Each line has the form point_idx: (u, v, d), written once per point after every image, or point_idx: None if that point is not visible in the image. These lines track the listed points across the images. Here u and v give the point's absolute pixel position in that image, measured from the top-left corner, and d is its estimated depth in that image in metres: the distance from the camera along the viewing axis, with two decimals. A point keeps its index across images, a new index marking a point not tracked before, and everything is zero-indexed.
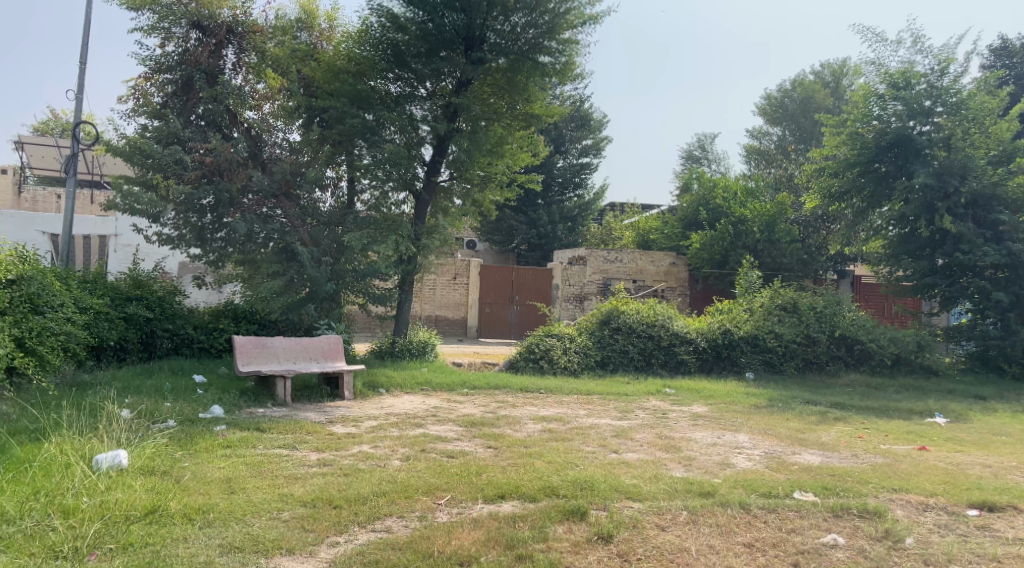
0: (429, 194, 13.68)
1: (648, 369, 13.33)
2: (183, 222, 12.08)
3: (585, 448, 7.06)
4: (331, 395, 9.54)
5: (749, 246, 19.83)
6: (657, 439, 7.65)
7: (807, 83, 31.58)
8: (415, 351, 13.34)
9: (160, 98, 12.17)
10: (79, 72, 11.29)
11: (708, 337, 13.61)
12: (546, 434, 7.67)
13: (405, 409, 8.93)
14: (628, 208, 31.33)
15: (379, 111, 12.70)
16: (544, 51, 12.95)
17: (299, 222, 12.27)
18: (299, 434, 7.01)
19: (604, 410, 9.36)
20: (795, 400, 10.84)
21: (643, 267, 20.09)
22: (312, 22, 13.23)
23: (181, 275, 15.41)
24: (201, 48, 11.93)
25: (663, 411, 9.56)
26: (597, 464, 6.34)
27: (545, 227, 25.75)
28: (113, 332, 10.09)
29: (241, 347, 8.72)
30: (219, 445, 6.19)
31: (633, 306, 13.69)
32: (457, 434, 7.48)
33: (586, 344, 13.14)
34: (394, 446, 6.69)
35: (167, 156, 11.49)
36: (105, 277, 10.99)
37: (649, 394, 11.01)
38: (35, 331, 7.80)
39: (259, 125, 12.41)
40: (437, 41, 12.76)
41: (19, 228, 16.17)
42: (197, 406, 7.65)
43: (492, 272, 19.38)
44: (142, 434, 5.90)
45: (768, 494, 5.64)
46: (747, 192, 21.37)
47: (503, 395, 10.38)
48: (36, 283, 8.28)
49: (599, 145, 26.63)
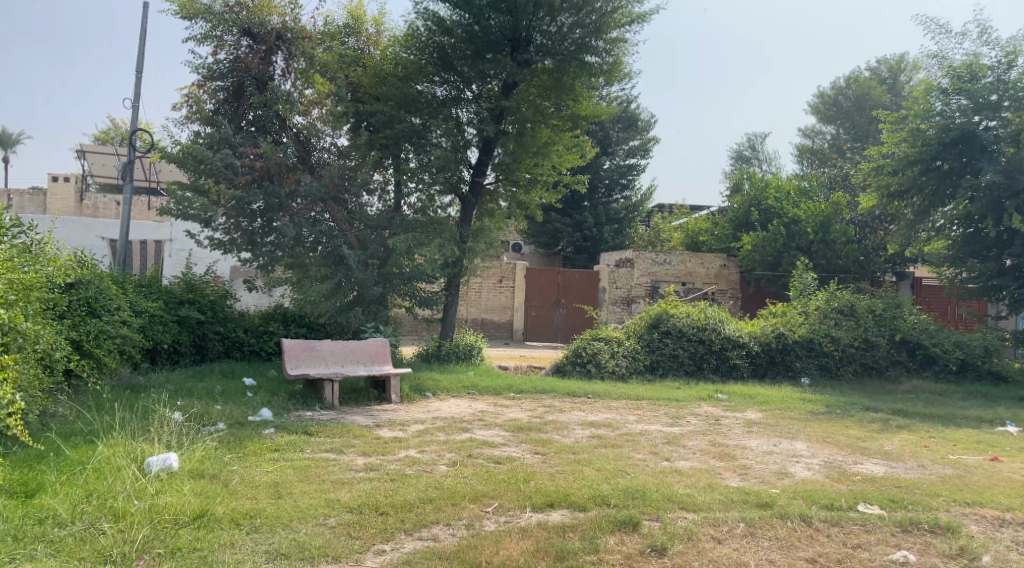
0: (475, 196, 13.69)
1: (699, 374, 13.04)
2: (234, 226, 12.22)
3: (635, 455, 6.86)
4: (378, 398, 9.53)
5: (803, 248, 19.28)
6: (711, 446, 7.40)
7: (863, 80, 30.62)
8: (462, 354, 13.28)
9: (212, 105, 12.30)
10: (135, 80, 11.55)
11: (762, 341, 13.20)
12: (595, 441, 7.50)
13: (452, 412, 8.87)
14: (676, 209, 30.85)
15: (425, 115, 12.83)
16: (591, 51, 12.80)
17: (347, 226, 12.47)
18: (346, 437, 6.99)
19: (654, 416, 9.13)
20: (854, 407, 10.41)
21: (693, 269, 19.58)
22: (360, 27, 13.43)
23: (233, 279, 15.71)
24: (252, 55, 12.05)
25: (716, 417, 9.28)
26: (649, 472, 6.13)
27: (590, 229, 25.58)
28: (167, 335, 10.28)
29: (289, 350, 8.77)
30: (267, 449, 6.21)
31: (683, 309, 13.40)
32: (504, 439, 7.37)
33: (634, 348, 12.89)
34: (440, 451, 6.61)
35: (218, 161, 11.63)
36: (160, 281, 11.22)
37: (700, 400, 10.71)
38: (92, 335, 8.00)
39: (308, 129, 12.38)
40: (484, 43, 12.71)
41: (80, 234, 16.70)
42: (247, 409, 7.72)
43: (538, 275, 19.27)
44: (192, 436, 5.96)
45: (831, 506, 5.36)
46: (801, 192, 20.77)
47: (550, 399, 10.22)
48: (94, 287, 8.50)
49: (646, 146, 26.27)
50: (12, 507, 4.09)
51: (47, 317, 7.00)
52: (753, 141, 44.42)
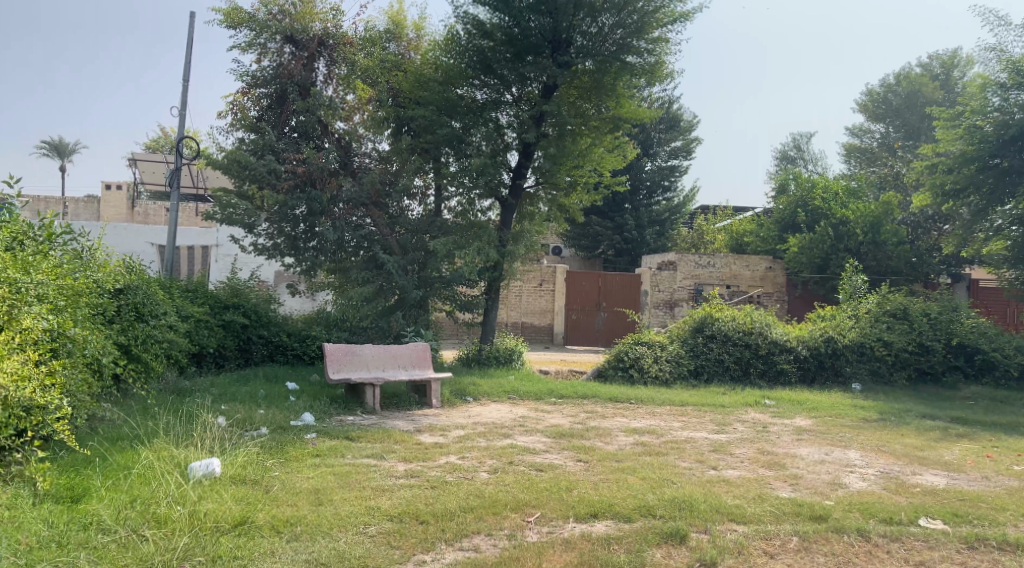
0: (515, 199, 13.55)
1: (746, 380, 12.69)
2: (277, 231, 12.36)
3: (681, 463, 6.67)
4: (419, 402, 9.49)
5: (852, 250, 18.72)
6: (759, 455, 7.14)
7: (914, 76, 29.74)
8: (502, 358, 13.19)
9: (256, 111, 12.46)
10: (182, 89, 11.77)
11: (811, 346, 12.85)
12: (639, 448, 7.32)
13: (493, 418, 8.77)
14: (719, 211, 30.33)
15: (464, 119, 12.76)
16: (632, 51, 12.66)
17: (388, 230, 12.63)
18: (387, 443, 6.96)
19: (700, 422, 8.90)
20: (910, 414, 10.01)
21: (738, 272, 19.20)
22: (400, 32, 13.56)
23: (277, 283, 15.93)
24: (295, 61, 12.16)
25: (764, 424, 9.00)
26: (696, 482, 5.94)
27: (631, 232, 25.34)
28: (212, 339, 10.39)
29: (331, 354, 8.79)
30: (308, 454, 6.21)
31: (728, 313, 13.09)
32: (546, 445, 7.25)
33: (678, 352, 12.63)
34: (481, 457, 6.52)
35: (262, 166, 11.75)
36: (206, 286, 11.43)
37: (747, 406, 10.43)
38: (140, 339, 8.14)
39: (348, 134, 12.65)
40: (524, 46, 12.64)
41: (130, 240, 17.12)
42: (289, 414, 7.76)
43: (579, 278, 19.09)
44: (235, 441, 6.02)
45: (890, 520, 5.11)
46: (850, 192, 20.20)
47: (592, 404, 10.07)
48: (142, 292, 8.60)
49: (689, 147, 25.90)
50: (58, 513, 4.14)
51: (96, 322, 7.12)
52: (798, 141, 43.56)
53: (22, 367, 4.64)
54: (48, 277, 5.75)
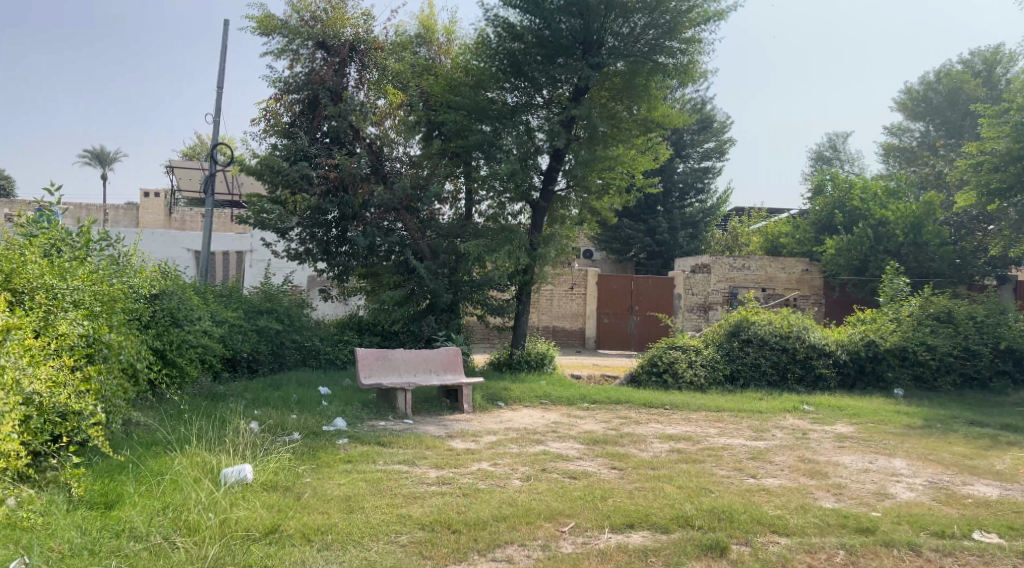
0: (546, 201, 13.45)
1: (783, 385, 12.42)
2: (310, 236, 12.47)
3: (719, 471, 6.49)
4: (450, 407, 9.43)
5: (892, 252, 18.08)
6: (800, 463, 6.90)
7: (955, 73, 28.94)
8: (534, 363, 13.07)
9: (289, 117, 12.58)
10: (216, 96, 11.91)
11: (850, 350, 12.58)
12: (675, 455, 7.15)
13: (525, 423, 8.66)
14: (754, 213, 29.81)
15: (495, 122, 12.65)
16: (664, 52, 12.48)
17: (419, 234, 12.68)
18: (418, 448, 6.90)
19: (737, 429, 8.68)
20: (956, 422, 9.65)
21: (774, 275, 18.87)
22: (431, 36, 13.62)
23: (309, 288, 16.03)
24: (326, 67, 12.24)
25: (803, 430, 8.75)
26: (735, 491, 5.76)
27: (664, 234, 25.07)
28: (246, 344, 10.44)
29: (362, 359, 8.78)
30: (341, 460, 6.18)
31: (765, 316, 12.81)
32: (579, 452, 7.12)
33: (713, 357, 12.38)
34: (513, 464, 6.42)
35: (294, 172, 11.81)
36: (240, 290, 11.56)
37: (786, 412, 10.17)
38: (175, 344, 8.23)
39: (380, 139, 12.62)
40: (555, 48, 12.54)
41: (167, 246, 17.41)
42: (321, 419, 7.75)
43: (611, 281, 18.92)
44: (267, 448, 6.01)
45: (941, 533, 4.88)
46: (889, 192, 19.68)
47: (625, 410, 9.91)
48: (176, 298, 8.64)
49: (722, 148, 25.53)
50: (91, 519, 4.16)
51: (132, 327, 7.20)
52: (835, 141, 42.77)
53: (58, 373, 4.69)
54: (84, 283, 5.82)
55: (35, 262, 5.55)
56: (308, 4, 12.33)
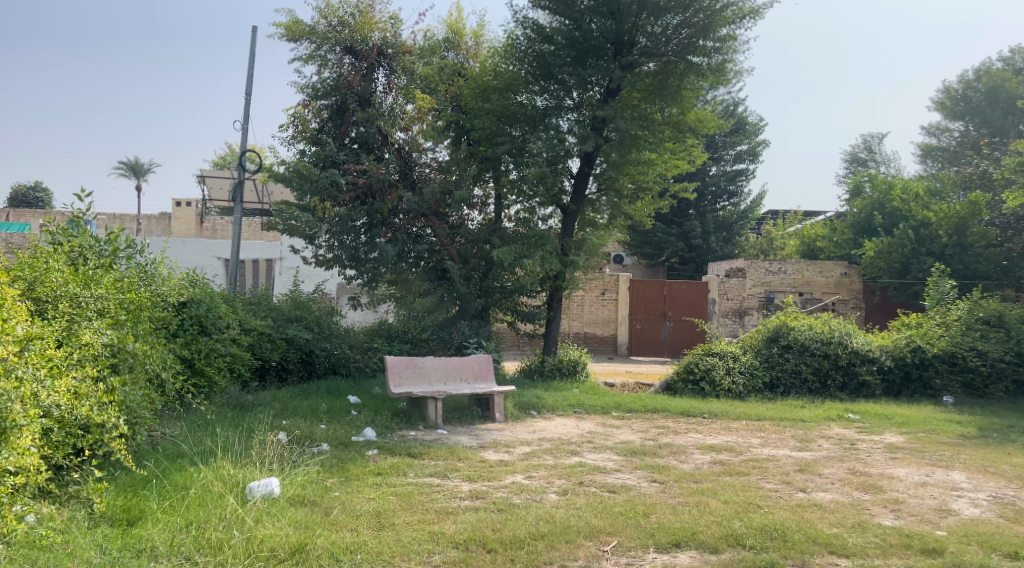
0: (576, 205, 13.17)
1: (825, 393, 11.94)
2: (337, 243, 12.24)
3: (765, 485, 6.15)
4: (481, 416, 9.18)
5: (936, 253, 17.37)
6: (852, 475, 6.50)
7: (994, 71, 28.13)
8: (566, 370, 12.80)
9: (317, 123, 12.42)
10: (245, 103, 11.88)
11: (895, 356, 12.13)
12: (718, 468, 6.82)
13: (558, 433, 8.40)
14: (789, 216, 29.21)
15: (525, 126, 12.49)
16: (697, 51, 12.20)
17: (449, 241, 12.48)
18: (450, 460, 6.68)
19: (780, 439, 8.32)
20: (1013, 431, 9.15)
21: (811, 278, 18.34)
22: (459, 41, 13.51)
23: (339, 295, 15.96)
24: (354, 72, 12.10)
25: (851, 440, 8.35)
26: (785, 506, 5.43)
27: (697, 239, 24.61)
28: (275, 352, 10.33)
29: (392, 367, 8.56)
30: (370, 473, 5.97)
31: (805, 322, 12.40)
32: (617, 464, 6.83)
33: (751, 363, 11.99)
34: (549, 477, 6.16)
35: (322, 178, 11.70)
36: (269, 298, 11.43)
37: (830, 421, 9.76)
38: (202, 353, 8.19)
39: (409, 145, 12.42)
40: (585, 48, 12.31)
41: (196, 254, 17.47)
42: (351, 429, 7.58)
43: (643, 287, 18.59)
44: (295, 460, 5.87)
45: (1016, 555, 4.49)
46: (931, 192, 19.05)
47: (662, 419, 9.59)
48: (204, 306, 8.58)
49: (755, 150, 25.02)
50: (112, 537, 4.01)
51: (158, 336, 7.11)
52: (870, 142, 41.98)
53: (79, 384, 4.59)
54: (109, 291, 5.72)
55: (58, 270, 5.46)
56: (335, 9, 12.22)
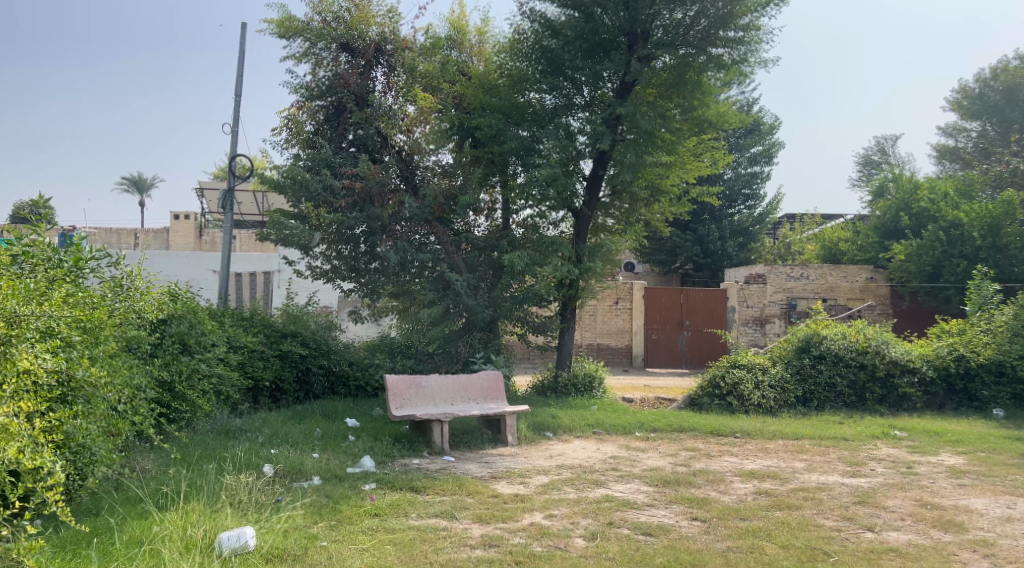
0: (589, 210, 12.42)
1: (862, 407, 11.10)
2: (335, 253, 11.41)
3: (825, 522, 5.29)
4: (492, 440, 8.35)
5: (970, 256, 16.43)
6: (922, 509, 5.62)
7: (1013, 69, 27.29)
8: (582, 386, 12.00)
9: (313, 126, 11.68)
10: (234, 105, 11.13)
11: (937, 366, 11.24)
12: (764, 500, 5.94)
13: (577, 459, 7.53)
14: (806, 220, 28.37)
15: (533, 126, 11.78)
16: (718, 42, 11.36)
17: (453, 248, 11.64)
18: (457, 495, 5.85)
19: (827, 462, 7.46)
20: None
21: (835, 284, 17.48)
22: (462, 38, 12.82)
23: (340, 308, 15.23)
24: (350, 69, 11.34)
25: (906, 463, 7.46)
26: (857, 553, 4.57)
27: (713, 244, 23.81)
28: (268, 370, 9.54)
29: (393, 388, 7.76)
30: (366, 514, 5.16)
31: (837, 330, 11.52)
32: (649, 497, 5.99)
33: (782, 376, 11.10)
34: (573, 516, 5.33)
35: (317, 183, 10.91)
36: (262, 312, 10.59)
37: (875, 438, 8.90)
38: (184, 374, 7.44)
39: (410, 146, 11.66)
40: (596, 41, 11.53)
41: (191, 268, 16.70)
42: (346, 458, 6.77)
43: (659, 294, 17.74)
44: (279, 501, 5.08)
45: None
46: (960, 191, 18.15)
47: (691, 440, 8.74)
48: (187, 322, 7.84)
49: (770, 152, 24.25)
50: None
51: (127, 357, 6.37)
52: (883, 145, 41.39)
53: (9, 421, 3.80)
54: (58, 309, 4.98)
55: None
56: (330, 4, 11.50)
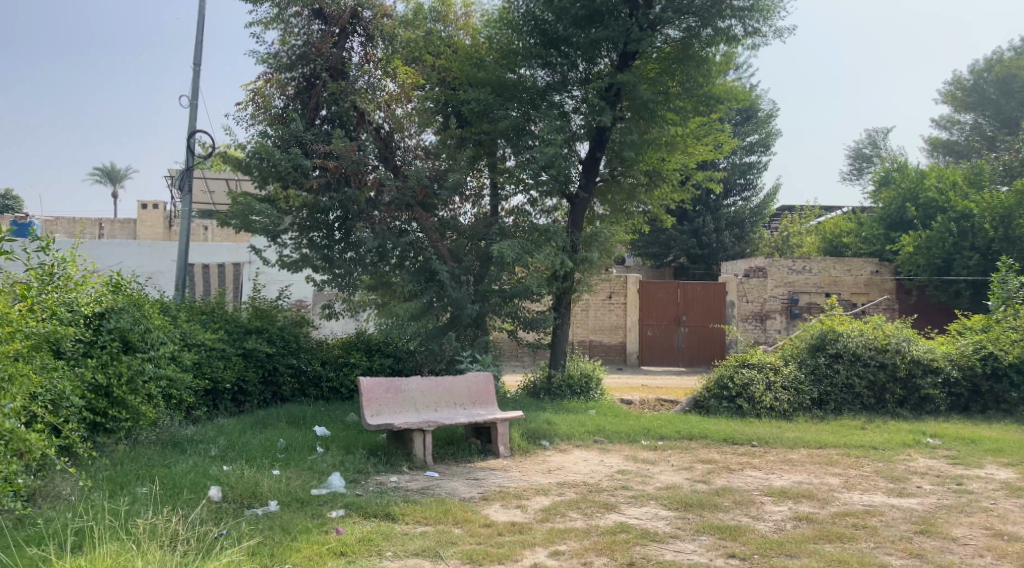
0: (585, 194, 11.48)
1: (882, 410, 10.24)
2: (306, 241, 10.20)
3: (890, 561, 4.35)
4: (481, 451, 7.35)
5: (981, 248, 15.87)
6: (1000, 542, 4.69)
7: (1007, 60, 26.56)
8: (578, 389, 11.04)
9: (282, 101, 10.52)
10: (193, 75, 10.00)
11: (962, 366, 10.40)
12: (808, 529, 4.99)
13: (580, 474, 6.55)
14: (802, 212, 27.62)
15: (525, 106, 10.86)
16: (728, 12, 10.39)
17: (438, 237, 10.60)
18: (442, 525, 4.84)
19: (864, 477, 6.55)
20: None
21: (838, 278, 16.73)
22: (447, 11, 11.73)
23: (315, 303, 14.20)
24: (325, 37, 10.24)
25: (954, 478, 6.54)
26: None
27: (709, 236, 22.99)
28: (229, 372, 8.46)
29: (368, 393, 6.73)
30: (329, 554, 4.16)
31: (854, 327, 10.62)
32: (672, 525, 5.03)
33: (796, 377, 10.18)
34: (583, 554, 4.36)
35: (285, 161, 9.71)
36: (226, 306, 9.51)
37: (907, 447, 8.01)
38: (124, 377, 6.33)
39: (390, 124, 10.62)
40: (594, 8, 10.43)
41: (155, 258, 15.57)
42: (311, 477, 5.74)
43: (656, 289, 16.83)
44: (217, 544, 4.05)
45: None
46: (969, 180, 17.44)
47: (705, 450, 7.80)
48: (129, 315, 6.66)
49: (768, 140, 23.43)
50: None
51: (44, 359, 5.27)
52: (873, 137, 40.85)
53: None
54: None
55: None
56: None
